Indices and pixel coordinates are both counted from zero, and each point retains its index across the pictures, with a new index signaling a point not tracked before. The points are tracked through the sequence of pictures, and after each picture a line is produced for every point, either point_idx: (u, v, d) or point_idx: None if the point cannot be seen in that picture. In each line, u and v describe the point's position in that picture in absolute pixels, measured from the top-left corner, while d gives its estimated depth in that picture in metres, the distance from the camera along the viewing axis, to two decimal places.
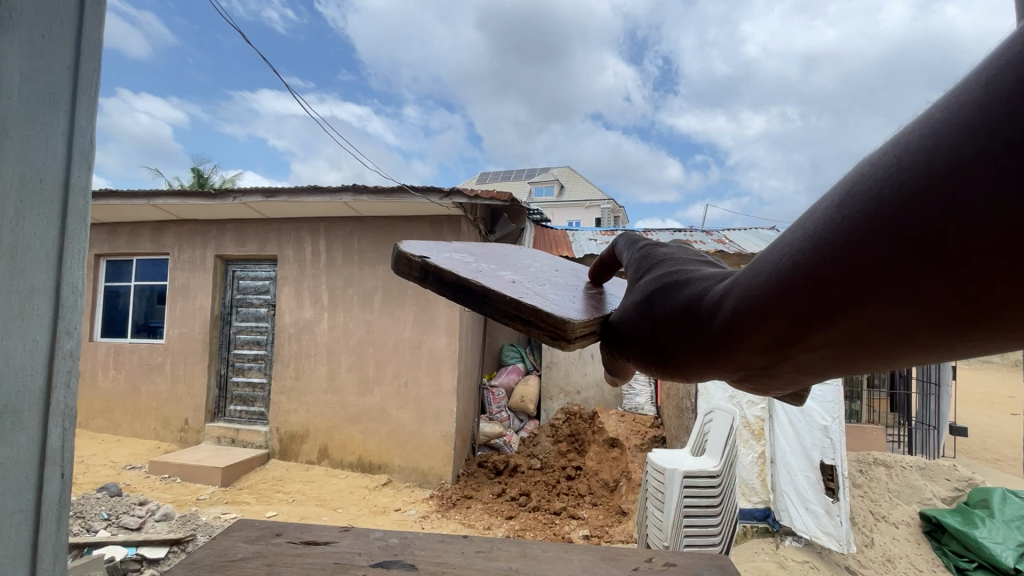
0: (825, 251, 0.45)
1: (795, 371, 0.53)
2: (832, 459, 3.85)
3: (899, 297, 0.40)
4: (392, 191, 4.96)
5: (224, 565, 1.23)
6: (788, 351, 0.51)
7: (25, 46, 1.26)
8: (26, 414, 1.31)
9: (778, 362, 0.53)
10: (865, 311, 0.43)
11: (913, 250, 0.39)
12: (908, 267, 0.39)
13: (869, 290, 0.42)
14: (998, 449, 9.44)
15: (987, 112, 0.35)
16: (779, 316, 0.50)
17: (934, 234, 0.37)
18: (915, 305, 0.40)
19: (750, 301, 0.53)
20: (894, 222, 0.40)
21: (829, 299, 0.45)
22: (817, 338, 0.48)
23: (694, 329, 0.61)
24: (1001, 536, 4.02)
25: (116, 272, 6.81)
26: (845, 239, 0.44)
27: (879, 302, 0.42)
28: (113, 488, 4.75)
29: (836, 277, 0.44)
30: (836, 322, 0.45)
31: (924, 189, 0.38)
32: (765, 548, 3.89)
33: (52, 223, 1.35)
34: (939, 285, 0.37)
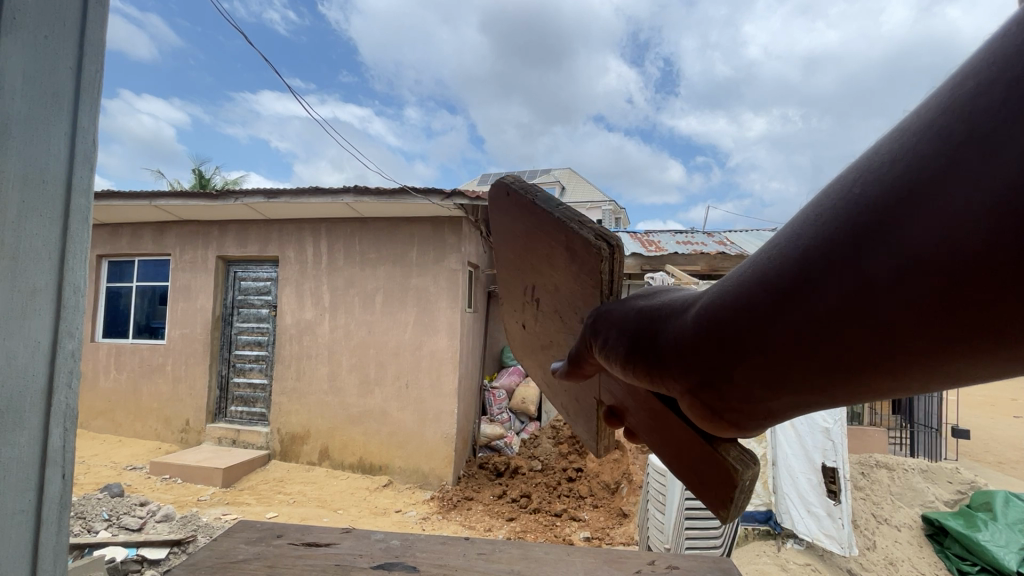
0: (796, 255, 0.44)
1: (758, 391, 0.50)
2: (834, 461, 3.83)
3: (857, 303, 0.38)
4: (393, 192, 4.96)
5: (224, 566, 1.23)
6: (757, 364, 0.48)
7: (27, 47, 1.25)
8: (27, 414, 1.30)
9: (743, 374, 0.50)
10: (820, 320, 0.41)
11: (877, 244, 0.37)
12: (869, 266, 0.37)
13: (827, 295, 0.41)
14: (1001, 452, 9.43)
15: (961, 108, 0.34)
16: (748, 319, 0.48)
17: (900, 227, 0.36)
18: (875, 312, 0.37)
19: (723, 300, 0.51)
20: (862, 218, 0.38)
21: (792, 301, 0.44)
22: (781, 349, 0.46)
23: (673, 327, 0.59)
24: (1004, 539, 4.00)
25: (117, 273, 6.82)
26: (817, 238, 0.42)
27: (839, 305, 0.40)
28: (114, 488, 4.76)
29: (804, 275, 0.43)
30: (802, 329, 0.43)
31: (898, 184, 0.37)
32: (767, 550, 3.90)
33: (54, 224, 1.35)
34: (898, 285, 0.35)
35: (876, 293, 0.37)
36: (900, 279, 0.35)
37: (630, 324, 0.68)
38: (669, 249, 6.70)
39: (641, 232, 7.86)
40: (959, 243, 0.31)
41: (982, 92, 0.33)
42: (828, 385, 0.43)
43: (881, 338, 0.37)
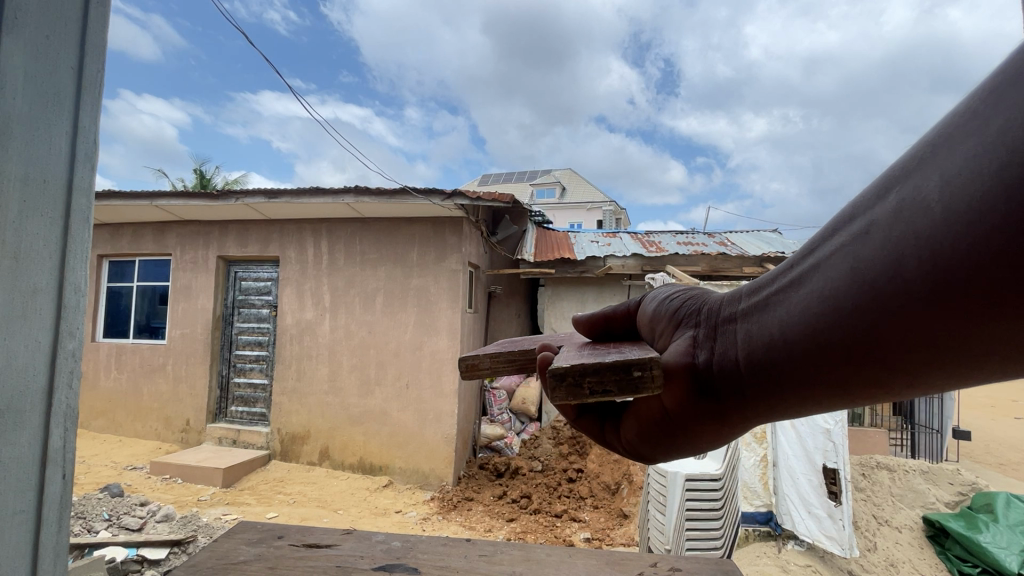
0: (839, 226, 0.60)
1: (763, 343, 0.69)
2: (836, 463, 3.80)
3: (857, 243, 0.56)
4: (394, 192, 4.96)
5: (226, 567, 1.22)
6: (762, 313, 0.71)
7: (29, 46, 1.26)
8: (27, 414, 1.30)
9: (756, 326, 0.71)
10: (828, 264, 0.60)
11: (890, 199, 0.54)
12: (877, 218, 0.55)
13: (840, 243, 0.59)
14: (1002, 453, 9.43)
15: (974, 98, 0.49)
16: (781, 276, 0.70)
17: (910, 181, 0.52)
18: (872, 254, 0.54)
19: (773, 270, 0.73)
20: (884, 183, 0.55)
21: (832, 260, 0.59)
22: (783, 298, 0.67)
23: (718, 301, 0.85)
24: (1005, 541, 3.99)
25: (118, 273, 6.83)
26: (853, 205, 0.60)
27: (848, 248, 0.57)
28: (115, 488, 4.76)
29: (831, 232, 0.61)
30: (810, 274, 0.62)
31: (916, 155, 0.53)
32: (768, 551, 3.89)
33: (55, 222, 1.35)
34: (897, 225, 0.52)
35: (874, 236, 0.54)
36: (901, 221, 0.52)
37: (690, 295, 0.95)
38: (669, 249, 6.70)
39: (642, 233, 7.89)
40: (950, 185, 0.48)
41: (988, 86, 0.48)
42: (803, 328, 0.63)
43: (870, 273, 0.54)
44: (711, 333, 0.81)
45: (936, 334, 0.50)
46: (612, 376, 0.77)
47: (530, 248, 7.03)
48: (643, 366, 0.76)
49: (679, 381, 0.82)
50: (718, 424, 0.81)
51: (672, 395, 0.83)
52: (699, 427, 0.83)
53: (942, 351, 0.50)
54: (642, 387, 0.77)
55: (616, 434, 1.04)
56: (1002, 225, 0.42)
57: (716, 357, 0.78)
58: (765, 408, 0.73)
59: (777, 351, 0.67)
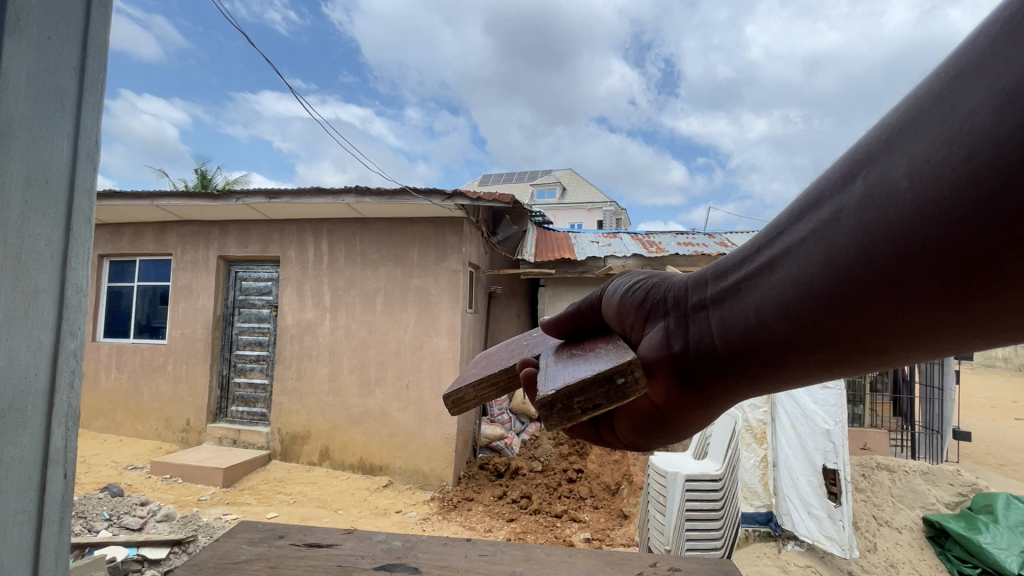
0: (805, 210, 0.60)
1: (741, 328, 0.70)
2: (835, 463, 3.79)
3: (828, 229, 0.56)
4: (394, 192, 4.96)
5: (226, 567, 1.22)
6: (735, 298, 0.71)
7: (32, 46, 1.26)
8: (29, 414, 1.30)
9: (735, 313, 0.71)
10: (799, 249, 0.60)
11: (856, 180, 0.54)
12: (845, 201, 0.54)
13: (810, 227, 0.59)
14: (1002, 454, 9.44)
15: (935, 76, 0.48)
16: (750, 260, 0.70)
17: (875, 166, 0.52)
18: (842, 238, 0.54)
19: (740, 254, 0.73)
20: (849, 165, 0.55)
21: (802, 246, 0.59)
22: (755, 282, 0.68)
23: (685, 287, 0.85)
24: (1005, 542, 3.98)
25: (119, 273, 6.84)
26: (819, 187, 0.59)
27: (818, 231, 0.57)
28: (115, 488, 4.76)
29: (799, 215, 0.61)
30: (782, 259, 0.62)
31: (879, 137, 0.53)
32: (768, 552, 3.89)
33: (57, 222, 1.35)
34: (864, 210, 0.52)
35: (842, 219, 0.54)
36: (868, 204, 0.52)
37: (654, 285, 0.94)
38: (669, 249, 6.70)
39: (642, 233, 7.89)
40: (917, 171, 0.48)
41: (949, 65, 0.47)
42: (779, 312, 0.63)
43: (843, 258, 0.54)
44: (684, 320, 0.81)
45: (912, 315, 0.50)
46: (599, 391, 0.77)
47: (530, 248, 7.04)
48: (626, 372, 0.77)
49: (662, 374, 0.82)
50: (702, 405, 0.82)
51: (658, 387, 0.84)
52: (685, 411, 0.84)
53: (916, 330, 0.51)
54: (628, 390, 0.77)
55: (612, 430, 1.04)
56: (976, 213, 0.43)
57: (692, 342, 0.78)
58: (745, 386, 0.75)
59: (757, 334, 0.68)
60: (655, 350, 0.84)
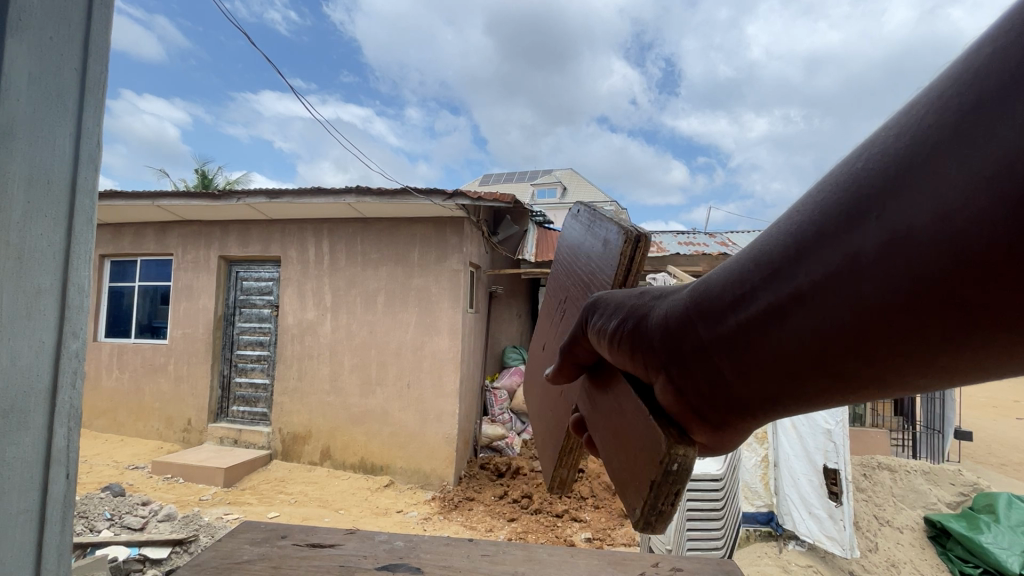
0: (799, 249, 0.43)
1: (730, 384, 0.52)
2: (836, 463, 3.79)
3: (843, 280, 0.39)
4: (395, 192, 4.96)
5: (229, 567, 1.23)
6: (730, 347, 0.50)
7: (34, 47, 1.26)
8: (32, 414, 1.31)
9: (720, 365, 0.52)
10: (811, 303, 0.42)
11: (879, 216, 0.37)
12: (866, 244, 0.38)
13: (815, 271, 0.41)
14: (1003, 454, 9.44)
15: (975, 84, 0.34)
16: (736, 294, 0.49)
17: (898, 200, 0.36)
18: (876, 292, 0.37)
19: (705, 284, 0.54)
20: (855, 197, 0.39)
21: (803, 297, 0.42)
22: (756, 331, 0.47)
23: (656, 316, 0.60)
24: (1007, 542, 3.97)
25: (121, 273, 6.85)
26: (815, 217, 0.43)
27: (829, 281, 0.40)
28: (117, 488, 4.76)
29: (796, 255, 0.43)
30: (786, 306, 0.44)
31: (905, 156, 0.37)
32: (768, 552, 3.89)
33: (59, 223, 1.36)
34: (898, 262, 0.35)
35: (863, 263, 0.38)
36: (904, 254, 0.35)
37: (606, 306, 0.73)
38: (670, 249, 6.69)
39: None
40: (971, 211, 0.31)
41: (989, 71, 0.33)
42: (795, 371, 0.45)
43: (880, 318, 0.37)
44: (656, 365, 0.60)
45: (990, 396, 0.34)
46: (669, 488, 0.56)
47: (531, 248, 7.04)
48: (676, 458, 0.54)
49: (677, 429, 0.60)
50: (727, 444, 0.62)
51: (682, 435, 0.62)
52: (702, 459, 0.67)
53: None
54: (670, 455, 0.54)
55: None
56: None
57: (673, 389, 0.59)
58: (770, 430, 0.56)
59: (756, 393, 0.50)
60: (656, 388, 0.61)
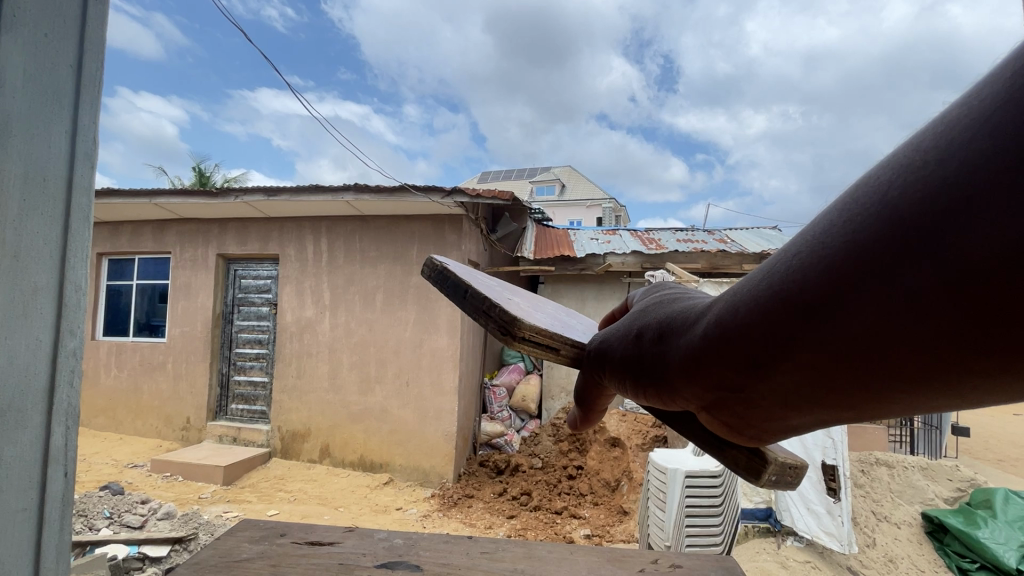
0: (830, 281, 0.45)
1: (769, 402, 0.54)
2: (834, 459, 3.83)
3: (889, 313, 0.41)
4: (394, 190, 4.95)
5: (228, 565, 1.22)
6: (764, 376, 0.52)
7: (28, 44, 1.25)
8: (30, 413, 1.30)
9: (758, 385, 0.53)
10: (855, 332, 0.43)
11: (921, 251, 0.39)
12: (911, 279, 0.39)
13: (855, 306, 0.43)
14: (1000, 449, 9.47)
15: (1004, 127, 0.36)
16: (760, 326, 0.52)
17: (939, 240, 0.38)
18: (926, 325, 0.39)
19: (734, 308, 0.55)
20: (894, 229, 0.41)
21: (842, 329, 0.44)
22: (790, 361, 0.50)
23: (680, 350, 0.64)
24: (1004, 537, 3.98)
25: (118, 271, 6.83)
26: (847, 249, 0.44)
27: (878, 318, 0.42)
28: (116, 487, 4.76)
29: (831, 288, 0.45)
30: (821, 337, 0.46)
31: (942, 189, 0.38)
32: (766, 548, 3.87)
33: (55, 221, 1.35)
34: (948, 300, 0.37)
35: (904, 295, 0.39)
36: (955, 293, 0.36)
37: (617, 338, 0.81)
38: (669, 247, 6.69)
39: (641, 230, 7.89)
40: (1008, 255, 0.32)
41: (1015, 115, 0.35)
42: (834, 398, 0.47)
43: (931, 347, 0.39)
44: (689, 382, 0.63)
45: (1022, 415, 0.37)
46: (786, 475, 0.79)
47: (530, 246, 7.04)
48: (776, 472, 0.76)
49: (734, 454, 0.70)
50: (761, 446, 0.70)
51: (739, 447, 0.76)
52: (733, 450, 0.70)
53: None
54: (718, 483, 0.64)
55: None
56: None
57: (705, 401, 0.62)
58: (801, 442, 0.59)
59: (799, 412, 0.52)
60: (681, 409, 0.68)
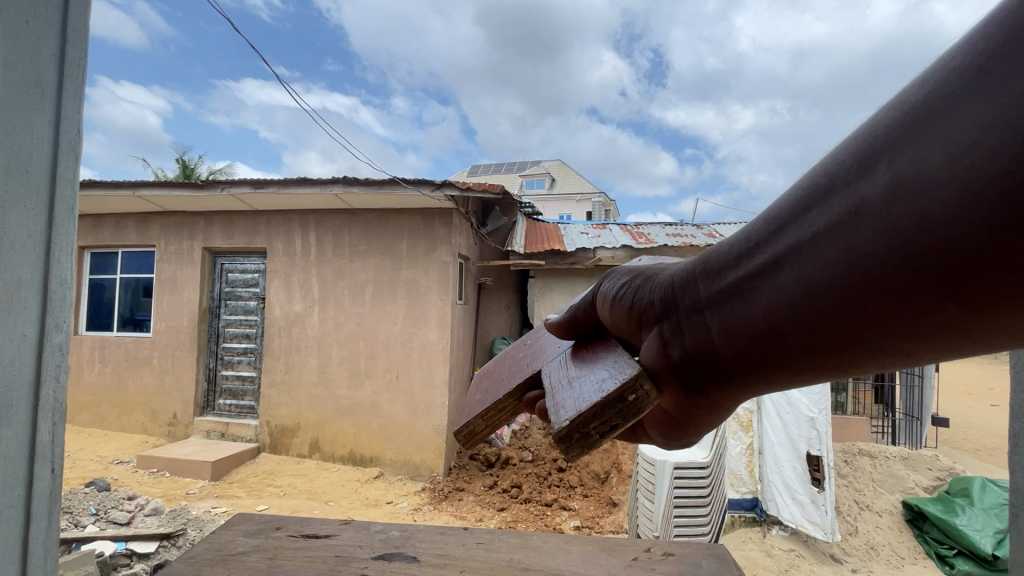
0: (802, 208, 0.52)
1: (736, 330, 0.61)
2: (819, 450, 3.89)
3: (844, 230, 0.47)
4: (383, 183, 4.90)
5: (223, 559, 1.22)
6: (733, 301, 0.61)
7: (9, 31, 1.22)
8: (15, 409, 1.28)
9: (727, 311, 0.62)
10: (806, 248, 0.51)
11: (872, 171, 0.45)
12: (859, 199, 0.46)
13: (815, 226, 0.50)
14: (978, 439, 9.73)
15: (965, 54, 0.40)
16: (748, 256, 0.60)
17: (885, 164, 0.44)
18: (869, 239, 0.45)
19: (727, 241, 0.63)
20: (864, 152, 0.47)
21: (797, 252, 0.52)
22: (755, 286, 0.58)
23: (673, 283, 0.75)
24: (980, 524, 4.06)
25: (102, 265, 6.71)
26: (823, 175, 0.51)
27: (830, 233, 0.48)
28: (102, 483, 4.69)
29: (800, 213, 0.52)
30: (787, 259, 0.53)
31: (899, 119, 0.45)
32: (752, 537, 3.95)
33: (39, 214, 1.32)
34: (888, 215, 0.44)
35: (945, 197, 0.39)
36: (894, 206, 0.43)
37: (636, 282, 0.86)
38: (658, 241, 6.74)
39: (631, 225, 7.92)
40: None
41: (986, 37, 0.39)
42: (783, 317, 0.55)
43: (866, 262, 0.46)
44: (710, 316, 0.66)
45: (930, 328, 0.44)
46: (615, 412, 0.70)
47: (521, 241, 7.04)
48: (636, 388, 0.69)
49: (669, 386, 0.73)
50: (710, 412, 0.75)
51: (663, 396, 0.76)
52: (697, 417, 0.78)
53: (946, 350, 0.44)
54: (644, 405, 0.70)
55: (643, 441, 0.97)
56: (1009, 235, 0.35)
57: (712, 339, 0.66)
58: (748, 388, 0.67)
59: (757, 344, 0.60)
60: (657, 359, 0.74)
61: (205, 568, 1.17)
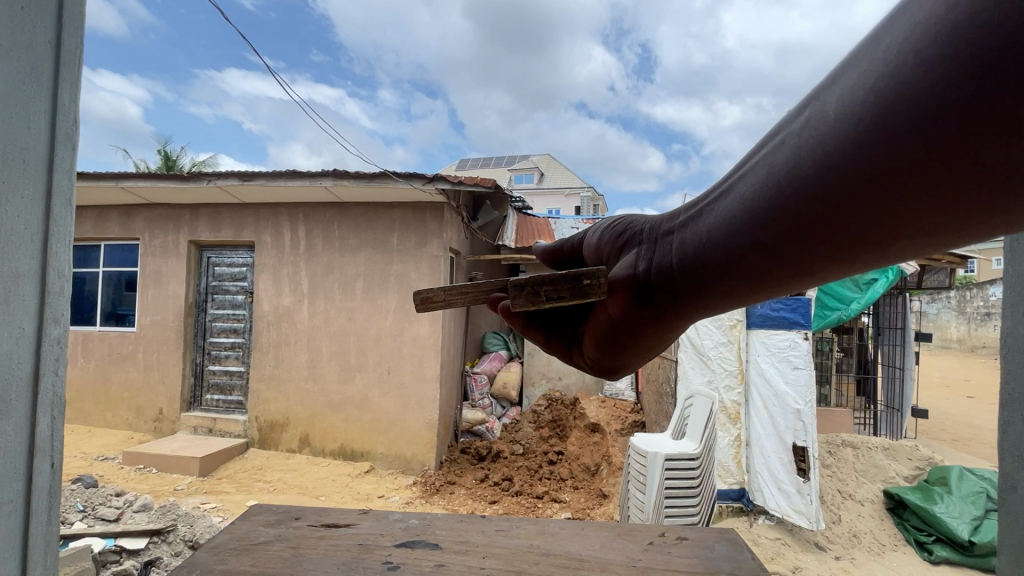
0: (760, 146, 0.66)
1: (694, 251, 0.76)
2: (804, 441, 3.98)
3: (774, 155, 0.62)
4: (374, 176, 4.86)
5: (246, 549, 1.22)
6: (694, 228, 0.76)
7: (4, 16, 1.19)
8: (14, 403, 1.26)
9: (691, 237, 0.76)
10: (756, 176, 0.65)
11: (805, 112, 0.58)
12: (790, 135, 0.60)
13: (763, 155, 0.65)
14: (955, 431, 9.98)
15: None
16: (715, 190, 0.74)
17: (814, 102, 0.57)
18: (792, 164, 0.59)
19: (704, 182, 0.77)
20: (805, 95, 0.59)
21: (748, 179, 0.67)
22: (712, 212, 0.73)
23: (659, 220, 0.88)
24: (958, 511, 4.17)
25: (83, 258, 6.55)
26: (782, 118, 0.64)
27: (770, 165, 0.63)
28: (88, 479, 4.61)
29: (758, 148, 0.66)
30: (736, 187, 0.68)
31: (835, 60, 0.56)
32: (741, 526, 4.08)
33: (37, 204, 1.29)
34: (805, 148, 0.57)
35: (894, 116, 0.48)
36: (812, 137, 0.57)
37: (629, 217, 0.98)
38: None
39: None
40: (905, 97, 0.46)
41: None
42: (727, 236, 0.69)
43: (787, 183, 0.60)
44: (678, 241, 0.80)
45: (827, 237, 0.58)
46: (565, 284, 0.85)
47: (511, 235, 7.04)
48: (593, 275, 0.86)
49: (623, 291, 0.87)
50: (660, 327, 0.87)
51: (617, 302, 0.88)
52: (646, 332, 0.90)
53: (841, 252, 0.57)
54: (590, 292, 0.87)
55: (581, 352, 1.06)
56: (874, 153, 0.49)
57: (684, 260, 0.78)
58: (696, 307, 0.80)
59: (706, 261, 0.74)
60: (625, 272, 0.87)
61: (225, 559, 1.17)
